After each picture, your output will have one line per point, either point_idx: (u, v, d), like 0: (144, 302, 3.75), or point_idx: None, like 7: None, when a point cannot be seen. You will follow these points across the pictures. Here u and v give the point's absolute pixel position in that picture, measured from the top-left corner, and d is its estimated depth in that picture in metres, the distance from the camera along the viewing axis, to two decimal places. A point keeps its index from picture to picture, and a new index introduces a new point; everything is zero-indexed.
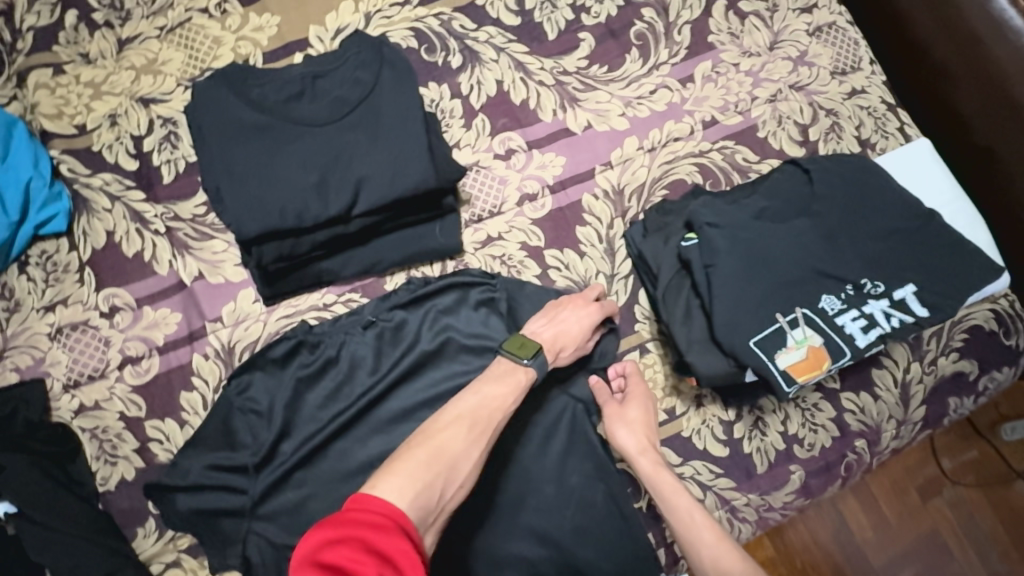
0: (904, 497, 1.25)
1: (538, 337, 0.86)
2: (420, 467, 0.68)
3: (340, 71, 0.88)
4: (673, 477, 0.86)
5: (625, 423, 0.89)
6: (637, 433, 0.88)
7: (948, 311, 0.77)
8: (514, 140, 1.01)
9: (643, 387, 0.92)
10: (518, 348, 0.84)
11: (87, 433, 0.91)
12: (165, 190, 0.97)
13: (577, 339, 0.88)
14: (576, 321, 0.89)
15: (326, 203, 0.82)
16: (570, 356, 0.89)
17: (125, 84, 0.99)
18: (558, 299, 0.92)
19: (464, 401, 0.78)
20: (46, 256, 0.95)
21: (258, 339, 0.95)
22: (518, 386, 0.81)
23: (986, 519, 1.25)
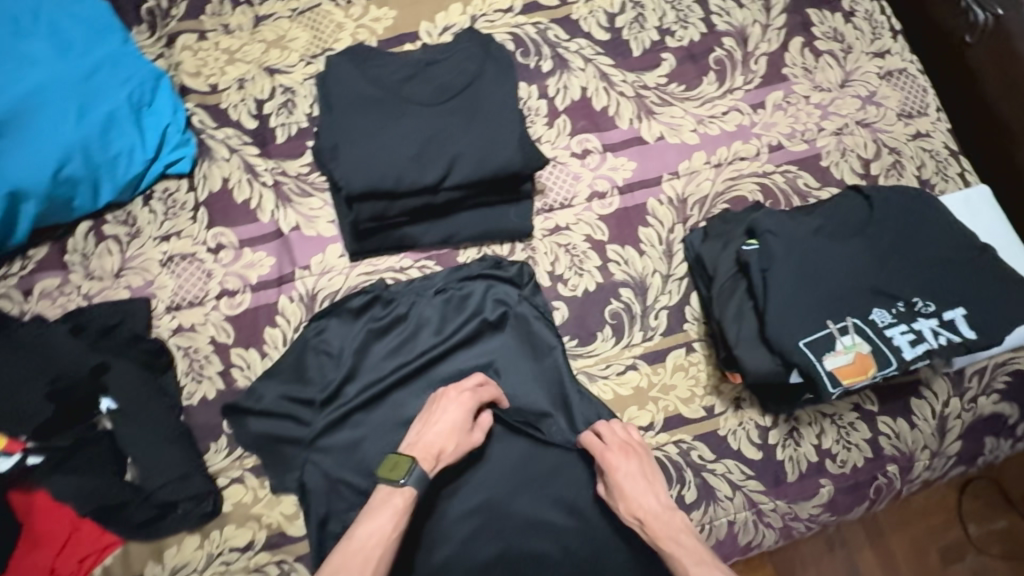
0: (925, 558, 1.23)
1: (414, 448, 0.90)
2: None
3: (451, 61, 0.95)
4: (671, 543, 0.83)
5: (615, 500, 0.90)
6: (628, 505, 0.88)
7: (995, 341, 0.81)
8: (592, 142, 1.09)
9: (614, 455, 0.91)
10: (390, 471, 0.87)
11: (180, 351, 1.01)
12: (277, 148, 1.09)
13: (453, 435, 0.91)
14: (449, 417, 0.92)
15: (422, 173, 0.91)
16: (455, 453, 0.92)
17: (256, 55, 1.13)
18: (433, 398, 0.95)
19: (344, 547, 0.82)
20: (167, 193, 1.07)
21: (338, 290, 1.05)
22: (395, 509, 0.85)
23: None
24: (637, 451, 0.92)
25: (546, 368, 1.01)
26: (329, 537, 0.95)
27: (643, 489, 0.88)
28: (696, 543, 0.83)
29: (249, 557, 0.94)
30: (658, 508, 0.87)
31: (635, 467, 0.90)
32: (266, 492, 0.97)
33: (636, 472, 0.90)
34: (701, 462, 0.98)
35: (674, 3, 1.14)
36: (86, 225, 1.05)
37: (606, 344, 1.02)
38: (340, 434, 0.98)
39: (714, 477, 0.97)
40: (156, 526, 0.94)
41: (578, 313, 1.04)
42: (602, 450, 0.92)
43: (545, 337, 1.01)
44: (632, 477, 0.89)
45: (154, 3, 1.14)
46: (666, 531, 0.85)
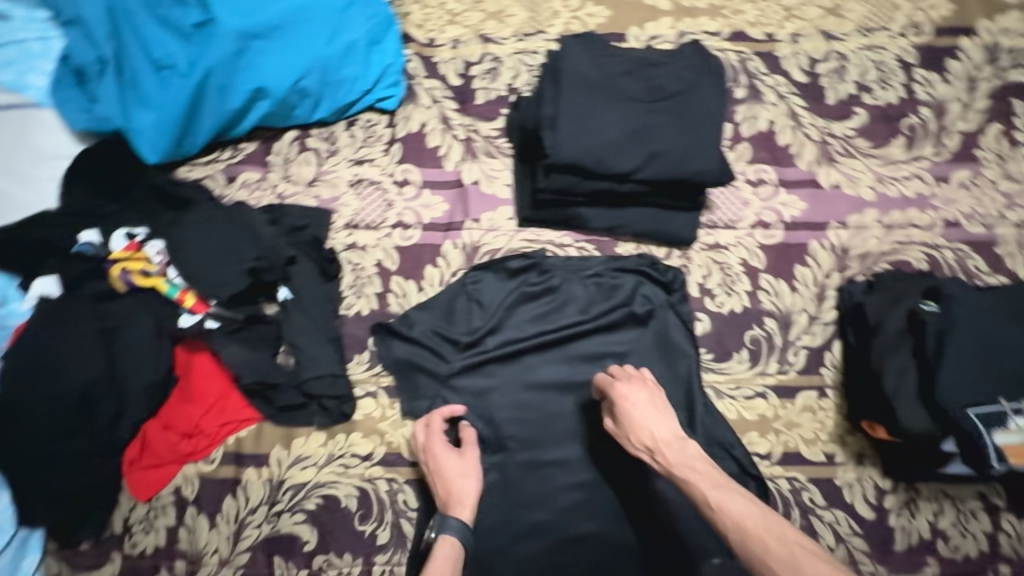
0: None
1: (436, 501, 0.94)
2: None
3: (672, 66, 1.00)
4: (687, 469, 0.84)
5: (624, 432, 0.90)
6: (641, 434, 0.89)
7: None
8: (768, 173, 1.12)
9: (625, 388, 0.92)
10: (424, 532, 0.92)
11: (348, 265, 1.09)
12: (475, 108, 1.17)
13: (455, 472, 0.95)
14: (443, 466, 0.96)
15: (619, 161, 0.96)
16: (470, 482, 0.95)
17: (474, 21, 1.22)
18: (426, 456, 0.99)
19: None
20: (369, 124, 1.16)
21: (499, 249, 1.11)
22: (453, 552, 0.89)
23: None
24: (644, 383, 0.94)
25: (678, 375, 1.02)
26: None
27: (655, 418, 0.89)
28: (708, 466, 0.84)
29: (366, 467, 1.01)
30: (668, 435, 0.88)
31: (646, 398, 0.91)
32: (395, 413, 1.03)
33: (645, 402, 0.91)
34: (811, 504, 0.98)
35: (879, 64, 1.17)
36: (292, 134, 1.15)
37: (741, 366, 1.04)
38: (474, 380, 1.03)
39: (821, 523, 0.97)
40: (293, 414, 1.02)
41: (719, 330, 1.06)
42: (610, 384, 0.94)
43: (683, 346, 1.03)
44: (642, 408, 0.90)
45: None
46: (680, 458, 0.85)
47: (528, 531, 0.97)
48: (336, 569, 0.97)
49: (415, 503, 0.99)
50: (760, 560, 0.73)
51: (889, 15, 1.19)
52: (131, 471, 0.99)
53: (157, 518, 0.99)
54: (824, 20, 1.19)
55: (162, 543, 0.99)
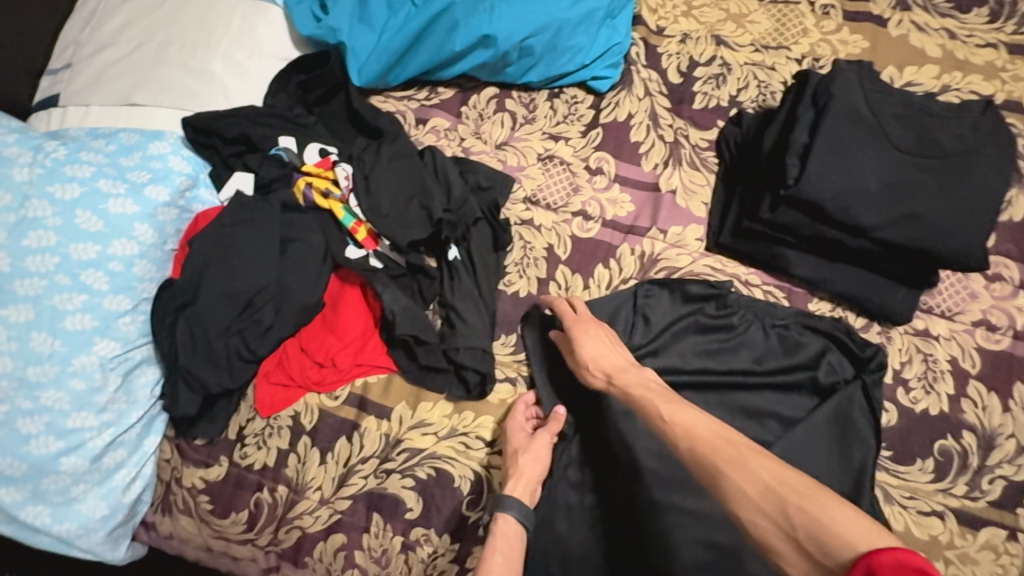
0: None
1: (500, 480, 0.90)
2: None
3: (953, 123, 0.88)
4: (640, 389, 0.82)
5: (581, 362, 0.89)
6: (596, 362, 0.88)
7: None
8: (1009, 270, 0.97)
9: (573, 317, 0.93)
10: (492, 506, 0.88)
11: (519, 241, 1.03)
12: (690, 112, 1.07)
13: (521, 450, 0.89)
14: (513, 443, 0.90)
15: (865, 213, 0.85)
16: (532, 465, 0.89)
17: (711, 19, 1.12)
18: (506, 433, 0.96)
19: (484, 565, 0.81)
20: (573, 100, 1.09)
21: (679, 269, 1.01)
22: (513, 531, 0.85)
23: None
24: (602, 322, 0.93)
25: (851, 465, 0.90)
26: (565, 482, 0.92)
27: (605, 344, 0.89)
28: (656, 381, 0.83)
29: (487, 453, 0.95)
30: (623, 360, 0.88)
31: (595, 327, 0.91)
32: None
33: (602, 335, 0.90)
34: None
35: None
36: (493, 90, 1.10)
37: (921, 475, 0.91)
38: None
39: None
40: (430, 376, 0.97)
41: (907, 428, 0.93)
42: (569, 316, 0.93)
43: (863, 434, 0.91)
44: (599, 335, 0.90)
45: None
46: (635, 380, 0.84)
47: None
48: (432, 546, 0.93)
49: None
50: (706, 461, 0.68)
51: None
52: (261, 382, 0.97)
53: (272, 436, 0.96)
54: None
55: (270, 463, 0.96)
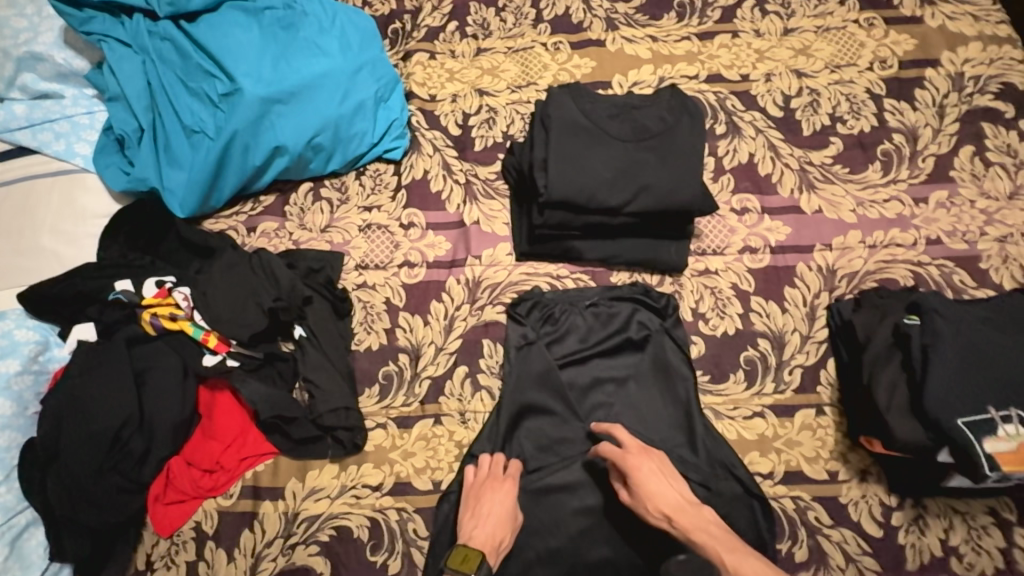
0: None
1: (476, 541, 0.91)
2: None
3: (652, 108, 1.10)
4: (702, 535, 0.87)
5: (639, 501, 0.92)
6: (655, 501, 0.91)
7: None
8: (752, 202, 1.19)
9: (634, 453, 0.95)
10: (460, 563, 0.88)
11: (359, 303, 1.17)
12: (474, 154, 1.27)
13: (505, 522, 0.95)
14: (497, 509, 0.95)
15: (611, 195, 1.04)
16: (507, 537, 0.94)
17: (471, 77, 1.34)
18: (475, 486, 0.99)
19: None
20: (377, 173, 1.27)
21: (500, 283, 1.17)
22: None
23: None
24: (653, 453, 0.97)
25: (678, 398, 1.05)
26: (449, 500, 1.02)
27: (664, 484, 0.92)
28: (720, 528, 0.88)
29: (377, 498, 1.04)
30: (679, 499, 0.91)
31: (653, 466, 0.94)
32: (403, 442, 1.07)
33: (657, 469, 0.94)
34: (817, 523, 0.98)
35: (849, 96, 1.24)
36: (308, 185, 1.26)
37: (736, 386, 1.07)
38: (483, 409, 1.09)
39: (828, 542, 0.97)
40: (309, 447, 1.07)
41: (715, 352, 1.10)
42: (618, 451, 0.96)
43: (679, 369, 1.07)
44: (654, 473, 0.93)
45: (400, 26, 1.40)
46: (696, 523, 0.88)
47: (541, 558, 0.97)
48: None
49: (425, 531, 1.02)
50: None
51: (856, 53, 1.28)
52: (154, 507, 1.02)
53: (178, 553, 1.02)
54: (794, 59, 1.28)
55: None
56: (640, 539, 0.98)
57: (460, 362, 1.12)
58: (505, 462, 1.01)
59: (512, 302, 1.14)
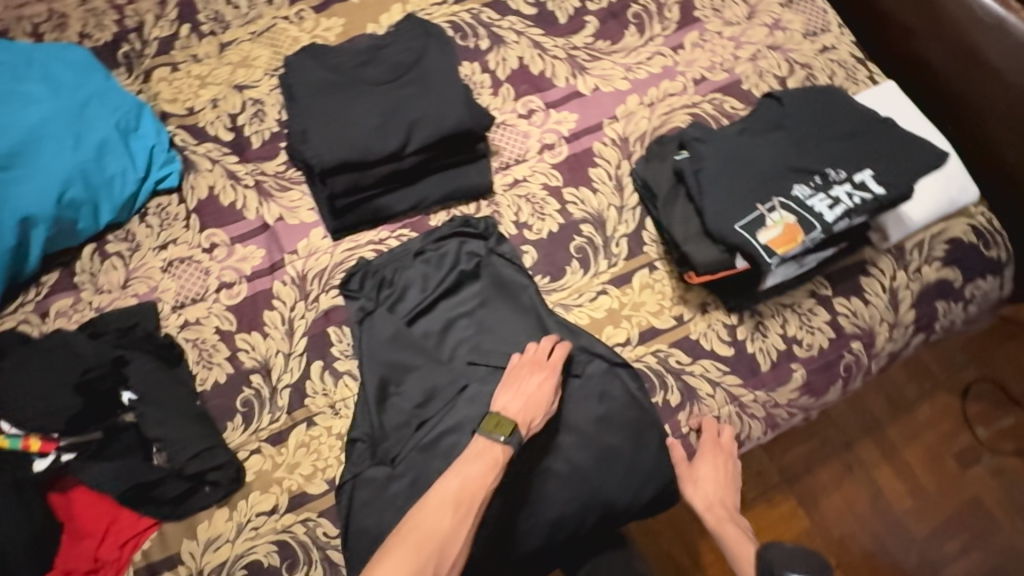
0: (869, 457, 1.75)
1: (509, 411, 0.95)
2: (411, 555, 0.80)
3: (397, 43, 1.11)
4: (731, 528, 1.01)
5: (693, 483, 1.02)
6: (705, 488, 1.02)
7: (901, 188, 0.88)
8: (535, 102, 1.21)
9: (718, 445, 1.02)
10: (494, 427, 0.93)
11: (189, 343, 1.10)
12: (254, 153, 1.20)
13: (541, 402, 0.97)
14: (530, 387, 0.98)
15: (385, 140, 1.03)
16: (540, 418, 0.96)
17: (225, 76, 1.25)
18: (516, 367, 1.00)
19: (446, 486, 0.88)
20: (161, 208, 1.17)
21: (326, 268, 1.13)
22: (492, 464, 0.90)
23: (906, 474, 1.74)
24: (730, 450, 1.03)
25: (525, 307, 1.08)
26: (347, 491, 1.01)
27: (723, 483, 1.02)
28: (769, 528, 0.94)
29: (276, 520, 1.01)
30: (724, 497, 1.03)
31: (724, 463, 1.02)
32: (284, 457, 1.04)
33: (725, 465, 1.02)
34: (680, 366, 1.05)
35: None
36: (91, 246, 1.14)
37: (575, 275, 1.11)
38: (351, 392, 1.07)
39: (694, 378, 1.05)
40: (187, 503, 1.01)
41: (546, 252, 1.12)
42: (711, 440, 1.03)
43: (518, 281, 1.09)
44: (720, 465, 1.02)
45: (129, 47, 1.27)
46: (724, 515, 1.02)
47: None
48: None
49: (335, 531, 1.00)
50: None
51: None
52: None
53: None
54: None
55: None
56: (535, 450, 1.00)
57: (313, 359, 1.09)
58: (547, 348, 1.01)
59: (339, 285, 1.11)
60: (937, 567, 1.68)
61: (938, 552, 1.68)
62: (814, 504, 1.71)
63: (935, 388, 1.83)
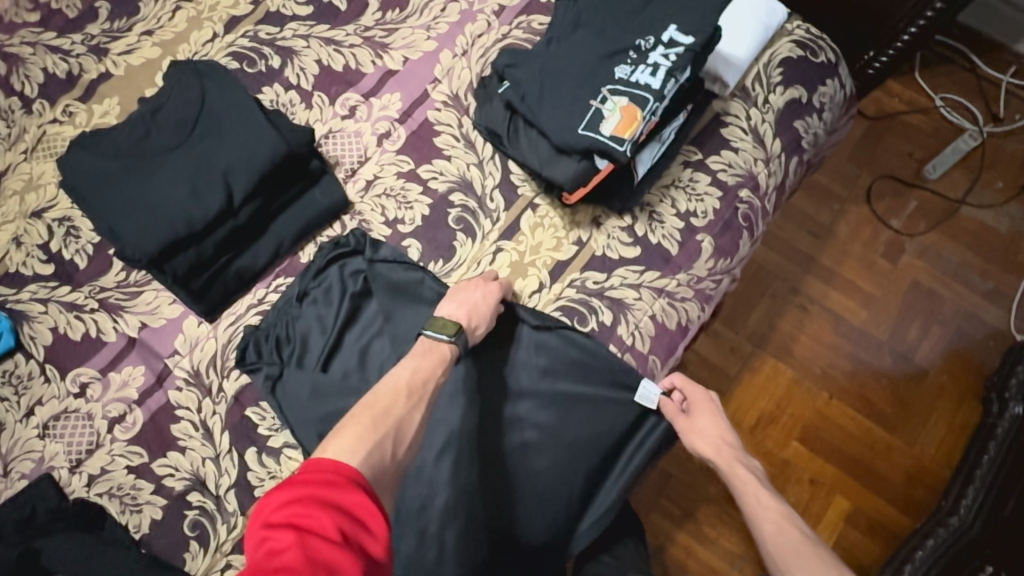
0: (813, 290, 1.84)
1: (452, 313, 0.95)
2: (367, 431, 0.76)
3: (174, 96, 1.01)
4: (741, 471, 1.00)
5: (694, 434, 1.02)
6: (708, 437, 1.02)
7: (706, 31, 0.89)
8: (352, 98, 1.13)
9: (701, 395, 1.05)
10: (438, 328, 0.93)
11: (105, 496, 0.97)
12: (85, 273, 1.07)
13: (487, 309, 0.96)
14: (474, 296, 0.96)
15: (206, 200, 0.95)
16: (485, 329, 0.96)
17: (15, 209, 1.10)
18: (460, 282, 0.99)
19: (398, 374, 0.86)
20: (8, 374, 1.03)
21: (215, 354, 1.03)
22: (440, 359, 0.90)
23: (849, 288, 1.84)
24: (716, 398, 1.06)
25: (430, 300, 1.02)
26: None
27: (720, 429, 1.03)
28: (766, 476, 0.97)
29: None
30: (727, 442, 1.03)
31: (712, 412, 1.04)
32: None
33: (715, 413, 1.04)
34: (599, 286, 1.04)
35: None
36: None
37: (466, 245, 1.06)
38: (298, 462, 0.99)
39: (617, 291, 1.03)
40: None
41: (429, 238, 1.07)
42: (692, 392, 1.06)
43: (412, 278, 1.03)
44: (714, 414, 1.04)
45: None
46: (730, 461, 1.01)
47: (443, 522, 0.92)
48: None
49: None
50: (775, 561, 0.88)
51: None
52: None
53: None
54: None
55: None
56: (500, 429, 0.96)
57: (244, 449, 0.99)
58: (491, 273, 1.02)
59: (235, 365, 1.01)
60: (909, 357, 1.79)
61: (904, 342, 1.80)
62: (789, 351, 1.77)
63: (843, 204, 1.93)
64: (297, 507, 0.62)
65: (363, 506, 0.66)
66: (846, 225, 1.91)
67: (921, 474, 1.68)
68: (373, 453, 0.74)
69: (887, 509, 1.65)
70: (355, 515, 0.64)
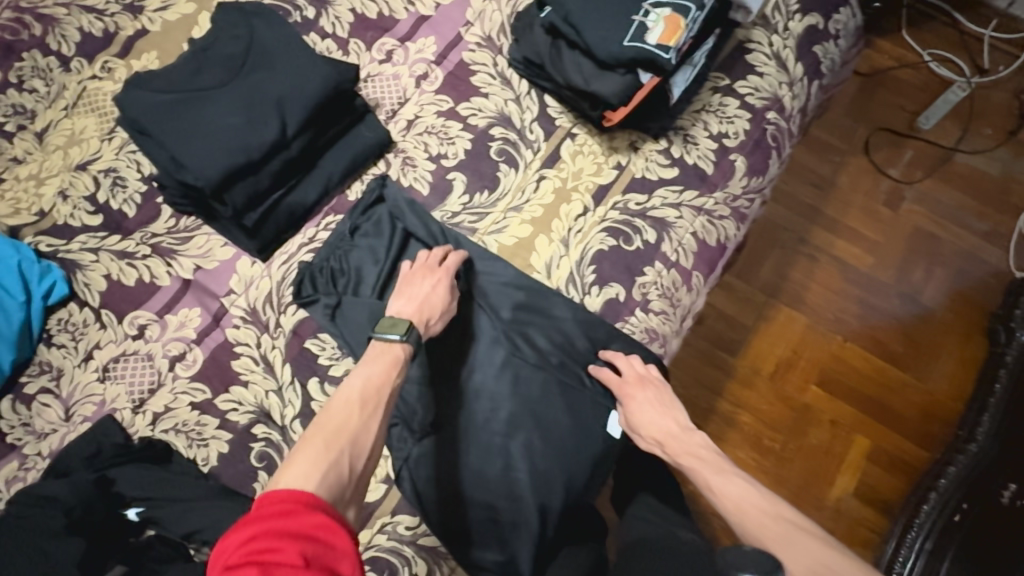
0: (822, 235, 1.90)
1: (403, 312, 0.93)
2: (320, 451, 0.72)
3: (220, 38, 1.04)
4: (693, 457, 0.94)
5: (635, 428, 0.99)
6: (648, 427, 0.97)
7: None
8: (388, 43, 1.17)
9: (634, 383, 0.98)
10: (388, 326, 0.90)
11: (171, 432, 0.98)
12: (134, 221, 1.08)
13: (440, 304, 0.95)
14: (423, 292, 0.96)
15: (261, 132, 0.98)
16: (440, 322, 0.95)
17: (59, 163, 1.11)
18: (409, 274, 0.99)
19: (347, 385, 0.82)
20: (64, 322, 1.04)
21: (270, 292, 1.05)
22: (393, 362, 0.87)
23: (855, 232, 1.91)
24: (649, 379, 0.99)
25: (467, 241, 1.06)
26: (412, 479, 0.95)
27: (659, 416, 0.98)
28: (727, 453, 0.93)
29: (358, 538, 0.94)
30: (670, 427, 0.98)
31: (649, 398, 0.98)
32: None
33: (651, 398, 0.98)
34: (641, 207, 1.08)
35: None
36: (7, 399, 0.99)
37: (509, 177, 1.10)
38: None
39: (658, 210, 1.07)
40: None
41: (473, 170, 1.10)
42: (625, 377, 0.99)
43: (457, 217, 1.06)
44: (651, 400, 0.98)
45: None
46: (684, 447, 0.96)
47: (509, 434, 0.95)
48: None
49: (415, 519, 0.95)
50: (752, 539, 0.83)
51: None
52: None
53: None
54: None
55: None
56: (555, 348, 1.00)
57: (306, 379, 1.01)
58: (440, 256, 1.00)
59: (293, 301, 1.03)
60: (919, 297, 1.85)
61: (911, 284, 1.86)
62: (803, 296, 1.83)
63: (846, 155, 2.00)
64: (257, 543, 0.59)
65: (327, 525, 0.63)
66: (849, 174, 1.98)
67: (935, 410, 1.73)
68: (330, 472, 0.70)
69: (907, 444, 1.70)
70: (316, 537, 0.62)
